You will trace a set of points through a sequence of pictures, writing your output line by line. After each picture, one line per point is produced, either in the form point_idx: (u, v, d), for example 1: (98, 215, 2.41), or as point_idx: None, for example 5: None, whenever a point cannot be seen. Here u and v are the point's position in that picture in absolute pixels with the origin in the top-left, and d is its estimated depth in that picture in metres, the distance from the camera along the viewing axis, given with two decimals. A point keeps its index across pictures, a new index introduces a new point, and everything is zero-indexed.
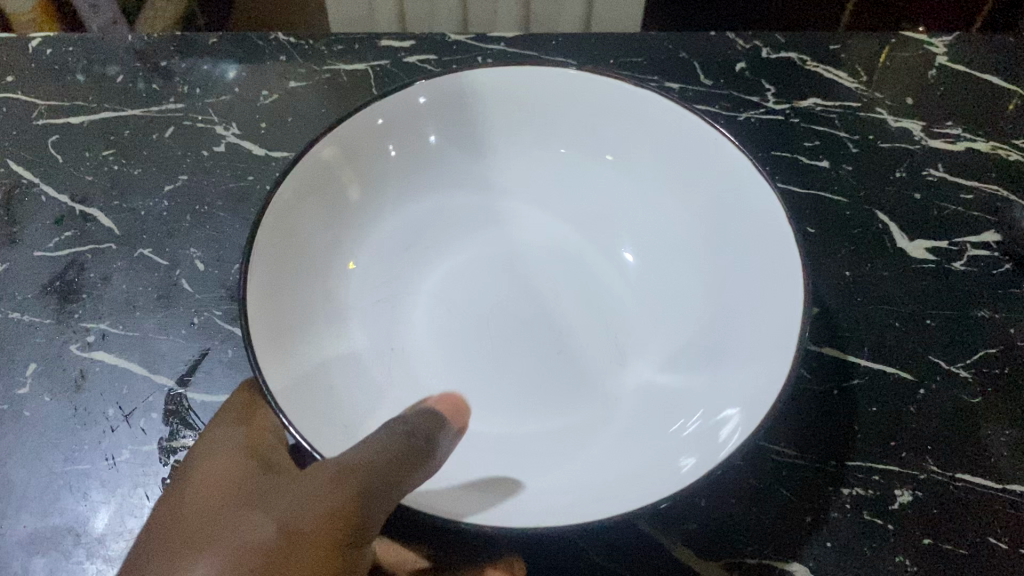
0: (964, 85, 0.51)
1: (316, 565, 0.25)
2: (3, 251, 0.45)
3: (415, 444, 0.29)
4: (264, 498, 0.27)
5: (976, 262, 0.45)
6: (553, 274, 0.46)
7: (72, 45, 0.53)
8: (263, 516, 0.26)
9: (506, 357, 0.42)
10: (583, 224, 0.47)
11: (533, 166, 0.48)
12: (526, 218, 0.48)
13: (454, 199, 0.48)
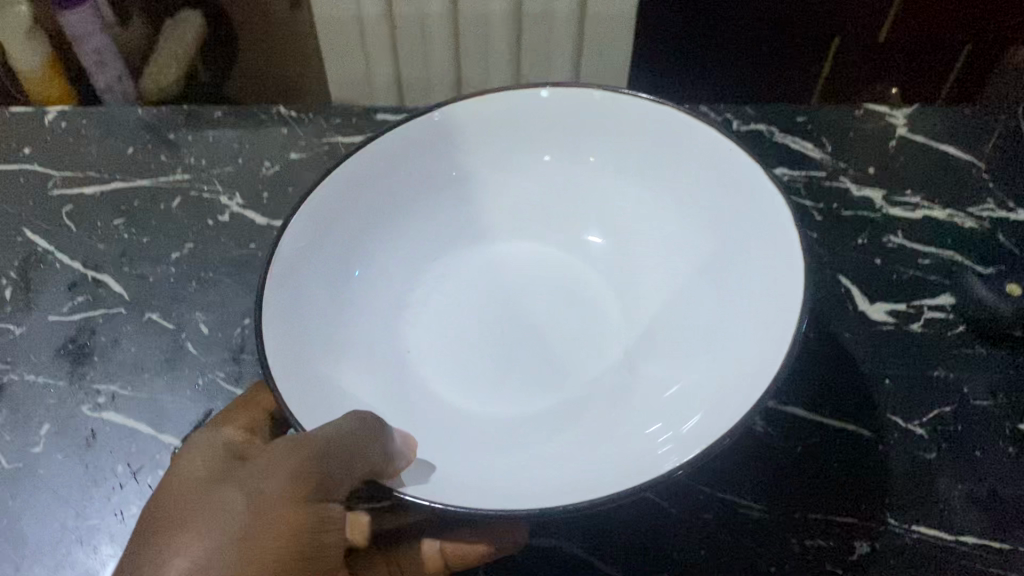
0: (922, 157, 0.54)
1: (286, 534, 0.28)
2: (20, 315, 0.47)
3: (369, 429, 0.31)
4: (233, 474, 0.29)
5: (933, 323, 0.46)
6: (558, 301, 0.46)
7: (87, 119, 0.55)
8: (236, 490, 0.29)
9: (508, 371, 0.43)
10: (591, 247, 0.48)
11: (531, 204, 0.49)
12: (543, 234, 0.49)
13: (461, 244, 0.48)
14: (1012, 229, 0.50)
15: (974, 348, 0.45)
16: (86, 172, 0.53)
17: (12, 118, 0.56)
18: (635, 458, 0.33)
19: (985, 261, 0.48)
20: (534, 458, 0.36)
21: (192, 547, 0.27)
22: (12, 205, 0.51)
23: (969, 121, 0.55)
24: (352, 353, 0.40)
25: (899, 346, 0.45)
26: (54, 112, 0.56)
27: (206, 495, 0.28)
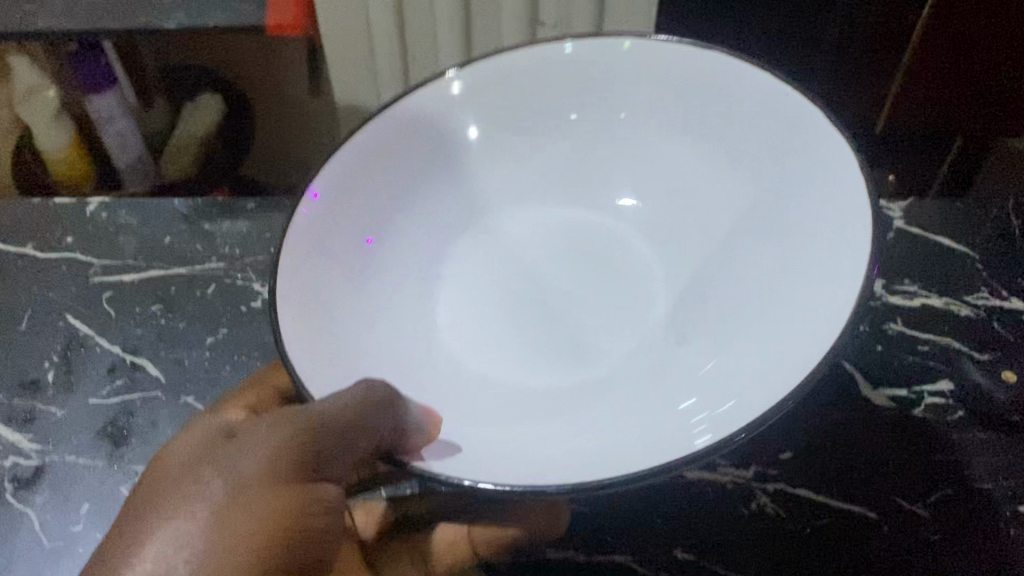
0: (918, 248, 0.57)
1: (260, 509, 0.31)
2: (62, 398, 0.49)
3: (377, 397, 0.34)
4: (219, 453, 0.32)
5: (934, 409, 0.48)
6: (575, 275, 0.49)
7: (127, 210, 0.59)
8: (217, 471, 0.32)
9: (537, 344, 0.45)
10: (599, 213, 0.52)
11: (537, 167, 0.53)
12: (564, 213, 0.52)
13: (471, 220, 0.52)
14: (1006, 316, 0.52)
15: (974, 432, 0.47)
16: (124, 260, 0.56)
17: (56, 208, 0.59)
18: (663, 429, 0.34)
19: (982, 348, 0.50)
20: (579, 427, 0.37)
21: (171, 518, 0.30)
22: (54, 291, 0.54)
23: (963, 214, 0.58)
24: (372, 319, 0.43)
25: (901, 432, 0.47)
26: (95, 203, 0.59)
27: (189, 471, 0.32)
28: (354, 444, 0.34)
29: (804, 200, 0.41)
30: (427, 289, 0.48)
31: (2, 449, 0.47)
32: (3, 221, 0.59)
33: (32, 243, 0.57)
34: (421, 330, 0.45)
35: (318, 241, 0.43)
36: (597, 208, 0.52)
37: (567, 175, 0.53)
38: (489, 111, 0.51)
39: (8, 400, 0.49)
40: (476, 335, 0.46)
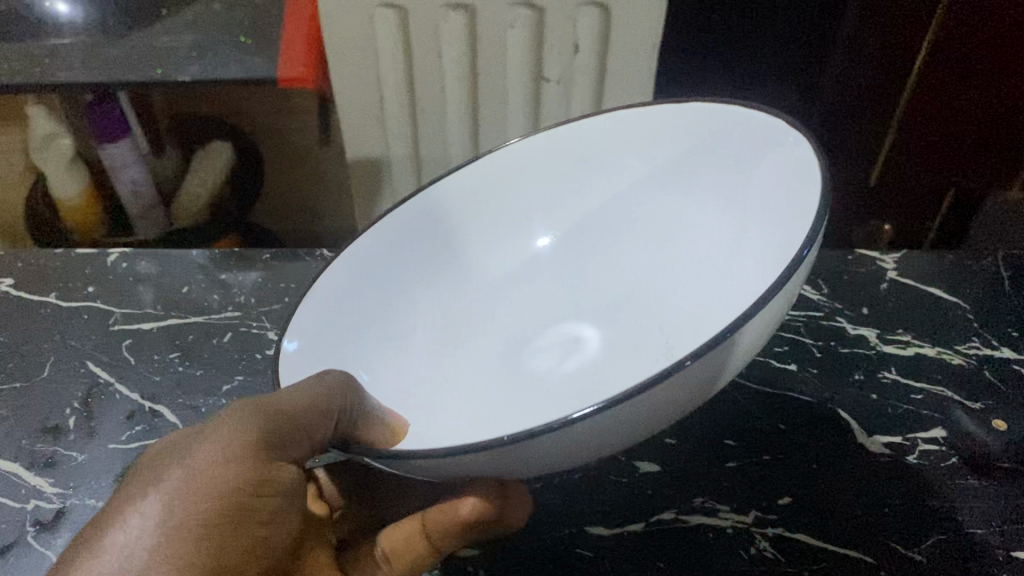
0: (911, 298, 0.58)
1: (228, 495, 0.34)
2: (83, 443, 0.51)
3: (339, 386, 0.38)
4: (183, 448, 0.35)
5: (927, 455, 0.49)
6: (565, 342, 0.57)
7: (147, 261, 0.61)
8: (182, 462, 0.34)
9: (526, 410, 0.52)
10: (587, 296, 0.59)
11: (535, 249, 0.59)
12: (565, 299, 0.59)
13: (466, 297, 0.58)
14: (996, 366, 0.54)
15: (966, 478, 0.48)
16: (144, 308, 0.58)
17: (79, 259, 0.62)
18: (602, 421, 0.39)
19: (973, 396, 0.52)
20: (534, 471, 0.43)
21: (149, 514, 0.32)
22: (75, 338, 0.56)
23: (953, 266, 0.60)
24: (380, 366, 0.51)
25: (895, 477, 0.48)
26: (116, 253, 0.62)
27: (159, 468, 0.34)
28: (313, 429, 0.37)
29: (765, 243, 0.45)
30: (443, 342, 0.56)
31: (24, 493, 0.49)
32: (28, 271, 0.61)
33: (55, 291, 0.60)
34: (435, 377, 0.53)
35: (337, 288, 0.50)
36: (599, 273, 0.58)
37: (578, 246, 0.59)
38: (506, 183, 0.57)
39: (29, 445, 0.51)
40: (484, 383, 0.55)
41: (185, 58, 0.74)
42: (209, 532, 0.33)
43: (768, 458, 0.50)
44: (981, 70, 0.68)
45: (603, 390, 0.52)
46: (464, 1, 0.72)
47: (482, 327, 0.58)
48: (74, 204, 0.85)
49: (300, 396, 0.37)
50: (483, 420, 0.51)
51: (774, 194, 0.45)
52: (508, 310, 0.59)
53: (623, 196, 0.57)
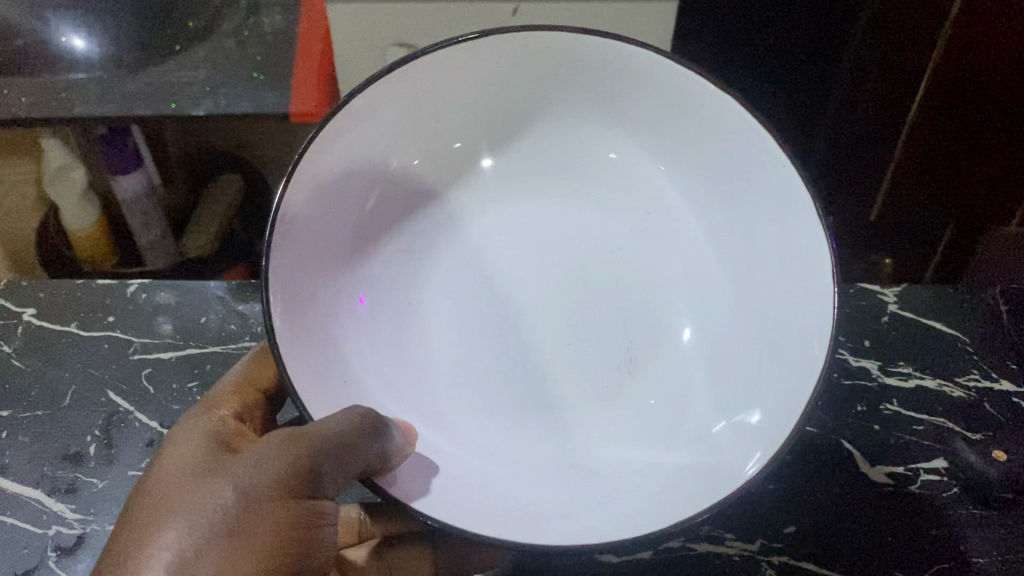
0: (913, 332, 0.59)
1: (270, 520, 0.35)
2: (103, 470, 0.52)
3: (372, 418, 0.40)
4: (225, 469, 0.36)
5: (929, 485, 0.50)
6: (516, 221, 0.57)
7: (164, 289, 0.63)
8: (224, 483, 0.36)
9: (499, 333, 0.53)
10: (536, 167, 0.58)
11: (477, 127, 0.57)
12: (507, 170, 0.59)
13: (406, 191, 0.56)
14: (996, 397, 0.55)
15: (967, 508, 0.49)
16: (162, 338, 0.60)
17: (98, 289, 0.63)
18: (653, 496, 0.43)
19: (973, 427, 0.53)
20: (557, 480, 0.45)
21: (191, 533, 0.34)
22: (95, 366, 0.58)
23: (953, 299, 0.62)
24: (353, 307, 0.51)
25: (901, 510, 0.49)
26: (136, 284, 0.63)
27: (202, 487, 0.35)
28: (354, 468, 0.38)
29: (767, 284, 0.49)
30: (417, 222, 0.56)
31: (45, 519, 0.50)
32: (48, 300, 0.63)
33: (75, 321, 0.61)
34: (411, 271, 0.55)
35: (313, 214, 0.48)
36: (589, 153, 0.58)
37: (570, 125, 0.57)
38: (507, 87, 0.54)
39: (51, 470, 0.52)
40: (451, 280, 0.55)
41: (199, 93, 0.75)
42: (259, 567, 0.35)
43: (773, 488, 0.51)
44: (997, 115, 0.70)
45: (576, 320, 0.54)
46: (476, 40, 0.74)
47: (460, 191, 0.58)
48: (87, 234, 0.87)
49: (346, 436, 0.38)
50: (462, 341, 0.53)
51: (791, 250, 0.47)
52: (447, 185, 0.58)
53: (631, 116, 0.55)
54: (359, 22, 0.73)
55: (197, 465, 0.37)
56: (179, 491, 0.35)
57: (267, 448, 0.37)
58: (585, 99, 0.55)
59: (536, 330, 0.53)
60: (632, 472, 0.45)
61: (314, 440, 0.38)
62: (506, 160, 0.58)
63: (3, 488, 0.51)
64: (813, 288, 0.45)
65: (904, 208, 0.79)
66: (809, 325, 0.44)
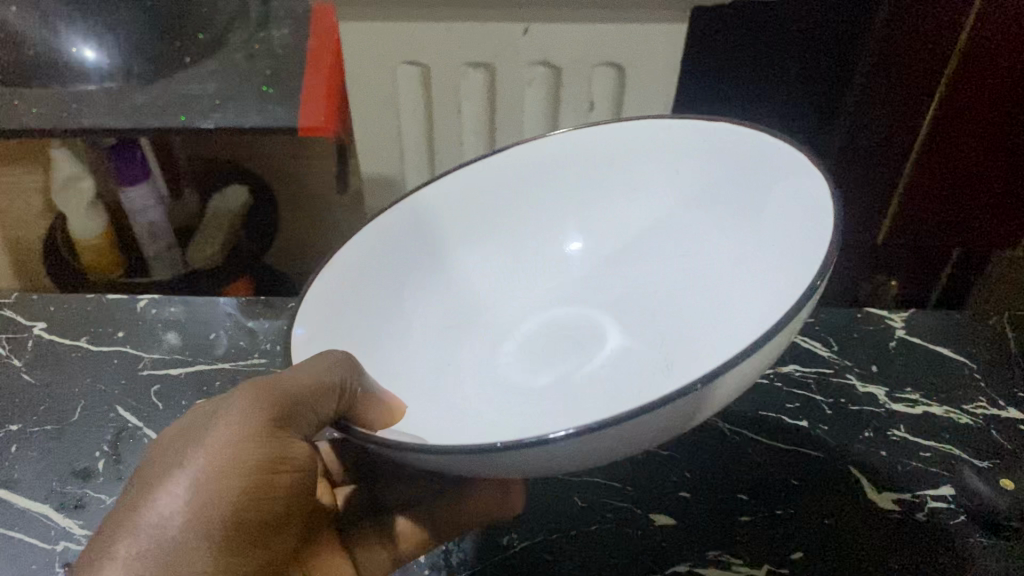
0: (921, 358, 0.60)
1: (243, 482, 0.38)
2: (111, 485, 0.52)
3: (336, 361, 0.41)
4: (200, 434, 0.39)
5: (936, 513, 0.50)
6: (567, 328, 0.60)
7: (175, 306, 0.63)
8: (199, 448, 0.38)
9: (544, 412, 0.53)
10: (590, 278, 0.61)
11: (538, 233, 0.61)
12: (563, 276, 0.61)
13: (462, 288, 0.59)
14: (1003, 425, 0.55)
15: (973, 537, 0.49)
16: (171, 353, 0.60)
17: (108, 305, 0.64)
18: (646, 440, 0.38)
19: (980, 455, 0.53)
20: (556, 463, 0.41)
21: (171, 505, 0.36)
22: (105, 382, 0.58)
23: (961, 327, 0.62)
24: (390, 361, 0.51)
25: (904, 535, 0.50)
26: (145, 300, 0.64)
27: (180, 456, 0.38)
28: (318, 405, 0.40)
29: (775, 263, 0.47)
30: (468, 317, 0.59)
31: (53, 534, 0.50)
32: (60, 315, 0.63)
33: (85, 336, 0.61)
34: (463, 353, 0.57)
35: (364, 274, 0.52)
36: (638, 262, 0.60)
37: (600, 230, 0.61)
38: (554, 177, 0.59)
39: (59, 487, 0.52)
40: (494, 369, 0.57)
41: (207, 106, 0.76)
42: (227, 509, 0.38)
43: (779, 514, 0.51)
44: (1006, 132, 0.70)
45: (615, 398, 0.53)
46: (485, 60, 0.75)
47: (509, 285, 0.61)
48: (93, 243, 0.87)
49: (312, 373, 0.40)
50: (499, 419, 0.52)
51: (778, 224, 0.48)
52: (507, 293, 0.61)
53: (644, 200, 0.59)
54: (370, 39, 0.74)
55: (181, 436, 0.39)
56: (165, 461, 0.38)
57: (236, 406, 0.39)
58: (622, 177, 0.59)
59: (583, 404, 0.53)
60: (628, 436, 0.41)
61: (274, 383, 0.40)
62: (556, 273, 0.61)
63: (12, 503, 0.52)
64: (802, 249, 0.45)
65: (910, 241, 0.81)
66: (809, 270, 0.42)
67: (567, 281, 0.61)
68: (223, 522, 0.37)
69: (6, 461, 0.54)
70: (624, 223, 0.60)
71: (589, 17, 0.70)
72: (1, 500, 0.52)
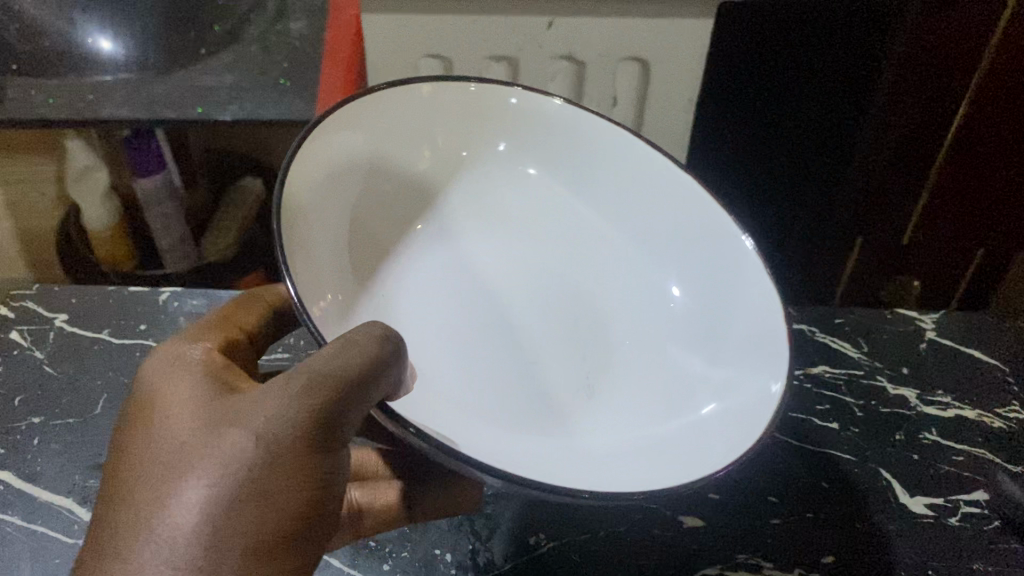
0: (952, 361, 0.59)
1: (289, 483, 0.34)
2: None
3: (388, 345, 0.37)
4: (239, 416, 0.34)
5: (970, 517, 0.50)
6: (499, 270, 0.56)
7: (198, 298, 0.63)
8: (240, 434, 0.34)
9: (468, 364, 0.51)
10: (539, 238, 0.58)
11: (510, 183, 0.59)
12: (511, 226, 0.58)
13: (418, 198, 0.57)
14: None
15: (1008, 543, 0.48)
16: None
17: (130, 297, 0.63)
18: (573, 480, 0.38)
19: (1012, 459, 0.53)
20: (499, 458, 0.41)
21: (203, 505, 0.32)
22: (128, 375, 0.58)
23: (992, 330, 0.61)
24: (339, 250, 0.49)
25: (938, 540, 0.49)
26: (168, 293, 0.63)
27: (216, 441, 0.34)
28: (365, 400, 0.36)
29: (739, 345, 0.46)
30: (427, 250, 0.56)
31: (77, 529, 0.49)
32: (81, 307, 0.63)
33: (108, 329, 0.61)
34: (412, 293, 0.54)
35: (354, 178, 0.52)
36: (577, 251, 0.57)
37: (565, 218, 0.58)
38: (550, 136, 0.58)
39: (83, 480, 0.52)
40: (425, 288, 0.54)
41: (227, 96, 0.75)
42: (278, 518, 0.33)
43: (810, 517, 0.50)
44: None
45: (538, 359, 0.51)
46: (508, 54, 0.74)
47: (459, 214, 0.59)
48: (105, 235, 0.86)
49: (360, 362, 0.35)
50: (419, 354, 0.50)
51: (741, 320, 0.47)
52: (451, 220, 0.58)
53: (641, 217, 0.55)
54: (392, 32, 0.73)
55: (214, 415, 0.35)
56: (196, 443, 0.34)
57: (280, 390, 0.35)
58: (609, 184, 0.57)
59: (507, 365, 0.51)
60: (542, 464, 0.41)
61: (324, 374, 0.35)
62: (506, 224, 0.59)
63: (36, 496, 0.51)
64: (761, 360, 0.44)
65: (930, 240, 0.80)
66: (750, 412, 0.41)
67: (518, 230, 0.58)
68: (277, 533, 0.33)
69: (29, 454, 0.53)
70: (587, 218, 0.58)
71: (612, 13, 0.69)
72: (23, 493, 0.51)
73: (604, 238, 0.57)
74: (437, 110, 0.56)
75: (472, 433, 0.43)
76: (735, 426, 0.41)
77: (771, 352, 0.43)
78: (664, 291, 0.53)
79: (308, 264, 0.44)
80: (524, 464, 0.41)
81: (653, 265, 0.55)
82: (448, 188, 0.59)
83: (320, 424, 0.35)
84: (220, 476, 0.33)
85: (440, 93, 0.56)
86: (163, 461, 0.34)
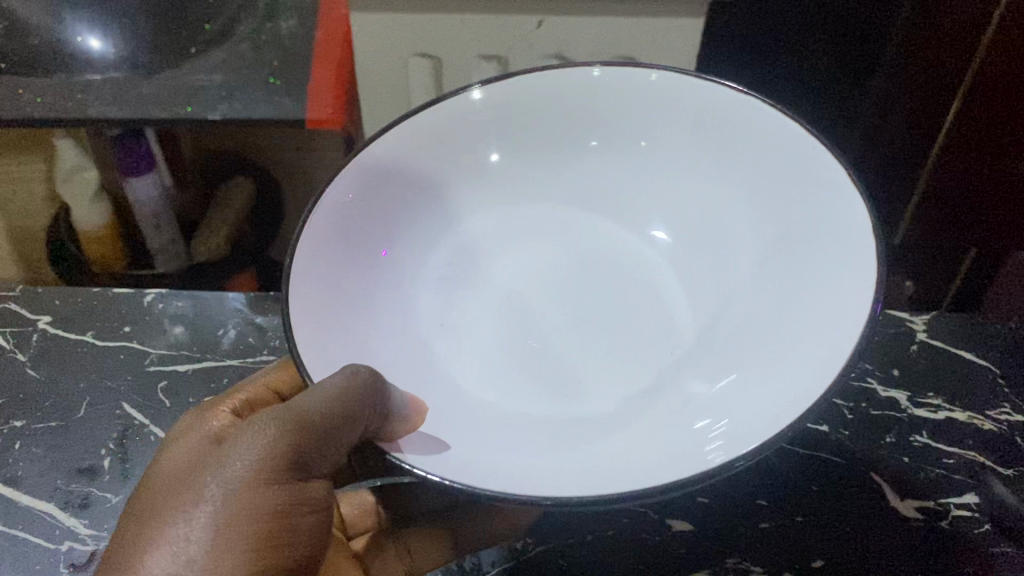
0: (943, 362, 0.58)
1: (258, 523, 0.35)
2: (116, 484, 0.51)
3: (360, 381, 0.38)
4: (212, 463, 0.36)
5: (960, 521, 0.49)
6: (558, 271, 0.56)
7: (182, 299, 0.62)
8: (211, 480, 0.36)
9: (541, 364, 0.50)
10: (596, 231, 0.58)
11: (551, 183, 0.59)
12: (562, 225, 0.58)
13: (461, 226, 0.57)
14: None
15: (998, 547, 0.48)
16: (179, 350, 0.59)
17: (114, 298, 0.63)
18: (682, 455, 0.38)
19: (1005, 462, 0.52)
20: (558, 455, 0.40)
21: (172, 548, 0.34)
22: (112, 377, 0.57)
23: (983, 330, 0.61)
24: (384, 302, 0.49)
25: (929, 545, 0.48)
26: (152, 294, 0.63)
27: (189, 488, 0.36)
28: (341, 436, 0.38)
29: (819, 266, 0.45)
30: (444, 257, 0.55)
31: (58, 534, 0.49)
32: (64, 308, 0.62)
33: (92, 330, 0.60)
34: (437, 300, 0.53)
35: (351, 195, 0.49)
36: (637, 237, 0.57)
37: (616, 198, 0.58)
38: (572, 117, 0.57)
39: (65, 484, 0.51)
40: (487, 311, 0.54)
41: (214, 96, 0.74)
42: (264, 551, 0.35)
43: (801, 520, 0.50)
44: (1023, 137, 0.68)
45: (615, 347, 0.51)
46: (498, 53, 0.73)
47: (506, 225, 0.58)
48: (96, 235, 0.85)
49: (327, 403, 0.37)
50: (490, 372, 0.50)
51: (811, 239, 0.46)
52: (500, 238, 0.57)
53: (653, 163, 0.57)
54: (382, 31, 0.72)
55: (190, 465, 0.37)
56: (173, 491, 0.36)
57: (250, 436, 0.37)
58: (648, 134, 0.56)
59: (586, 358, 0.51)
60: (629, 448, 0.41)
61: (297, 410, 0.37)
62: (555, 225, 0.58)
63: (16, 501, 0.51)
64: (840, 264, 0.43)
65: (923, 242, 0.79)
66: (858, 305, 0.40)
67: (573, 229, 0.58)
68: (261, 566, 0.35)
69: (10, 458, 0.53)
70: (640, 206, 0.58)
71: (604, 11, 0.69)
72: (5, 498, 0.51)
73: (662, 210, 0.57)
74: (451, 131, 0.55)
75: (506, 434, 0.43)
76: (829, 339, 0.40)
77: (847, 259, 0.43)
78: (729, 236, 0.53)
79: (303, 292, 0.43)
80: (602, 454, 0.40)
81: (713, 209, 0.54)
82: (455, 189, 0.57)
83: (296, 460, 0.37)
84: (205, 508, 0.35)
85: (446, 115, 0.55)
86: (143, 511, 0.36)
